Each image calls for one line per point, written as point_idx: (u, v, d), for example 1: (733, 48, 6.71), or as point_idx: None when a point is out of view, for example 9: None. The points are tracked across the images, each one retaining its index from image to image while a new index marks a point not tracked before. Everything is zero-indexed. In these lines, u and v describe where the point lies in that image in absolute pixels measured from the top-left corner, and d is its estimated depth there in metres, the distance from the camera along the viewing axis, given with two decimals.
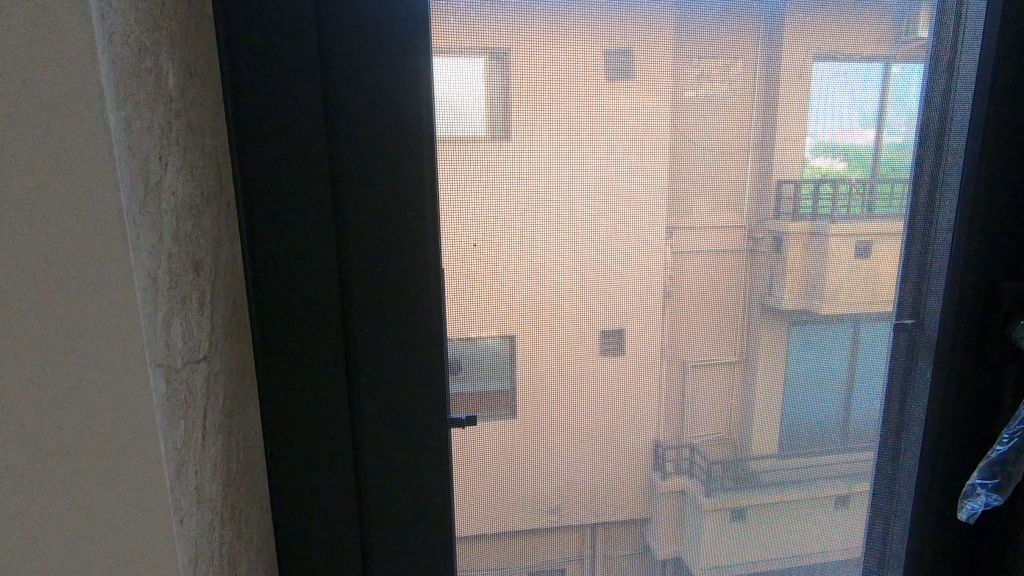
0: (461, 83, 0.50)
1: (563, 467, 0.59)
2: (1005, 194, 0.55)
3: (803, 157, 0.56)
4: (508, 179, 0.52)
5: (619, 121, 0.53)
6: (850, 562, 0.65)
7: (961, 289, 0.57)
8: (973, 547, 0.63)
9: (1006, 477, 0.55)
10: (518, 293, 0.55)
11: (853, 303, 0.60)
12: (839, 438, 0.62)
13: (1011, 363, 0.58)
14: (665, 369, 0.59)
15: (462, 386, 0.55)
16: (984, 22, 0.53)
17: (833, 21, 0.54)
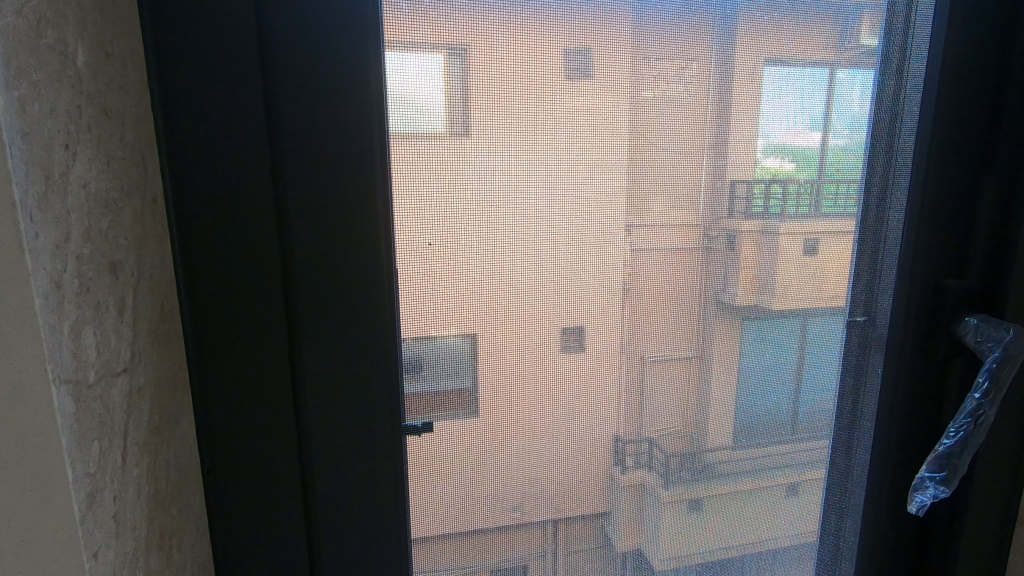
0: (416, 80, 0.48)
1: (522, 467, 0.58)
2: (953, 194, 0.57)
3: (755, 157, 0.56)
4: (466, 177, 0.50)
5: (578, 120, 0.52)
6: (806, 552, 0.66)
7: (911, 286, 0.58)
8: (922, 537, 0.64)
9: (952, 470, 0.56)
10: (477, 293, 0.53)
11: (809, 296, 0.60)
12: (794, 432, 0.63)
13: (956, 360, 0.59)
14: (626, 367, 0.58)
15: (421, 386, 0.53)
16: (932, 25, 0.54)
17: (789, 23, 0.55)
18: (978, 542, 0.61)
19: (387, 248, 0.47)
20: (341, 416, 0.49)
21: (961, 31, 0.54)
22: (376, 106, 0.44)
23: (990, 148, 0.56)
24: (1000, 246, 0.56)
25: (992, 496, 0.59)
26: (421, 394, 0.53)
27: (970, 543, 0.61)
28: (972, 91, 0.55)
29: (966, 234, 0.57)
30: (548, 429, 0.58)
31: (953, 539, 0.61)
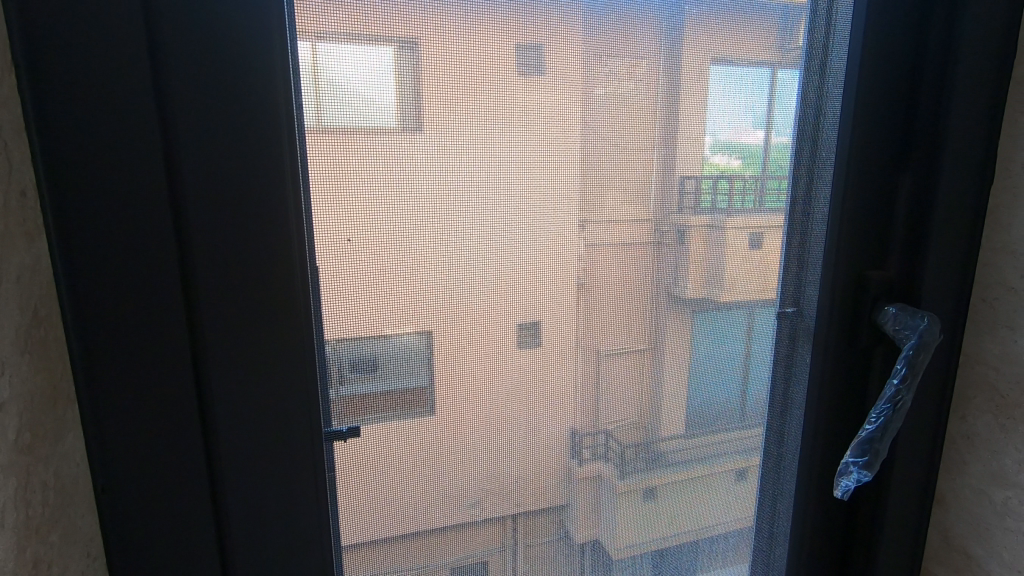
0: (369, 77, 0.47)
1: (464, 466, 0.57)
2: (872, 186, 0.58)
3: (703, 154, 0.57)
4: (403, 173, 0.49)
5: (523, 116, 0.51)
6: (743, 540, 0.67)
7: (835, 277, 0.60)
8: (849, 520, 0.66)
9: (874, 454, 0.57)
10: (423, 290, 0.52)
11: (744, 287, 0.61)
12: (743, 420, 0.64)
13: (877, 348, 0.61)
14: (580, 361, 0.58)
15: (374, 386, 0.53)
16: (852, 24, 0.55)
17: (727, 23, 0.55)
18: (897, 523, 0.63)
19: (300, 247, 0.44)
20: (252, 424, 0.46)
21: (879, 28, 0.54)
22: (282, 98, 0.42)
23: (904, 144, 0.57)
24: (916, 240, 0.58)
25: (910, 479, 0.62)
26: (373, 394, 0.53)
27: (892, 524, 0.63)
28: (890, 87, 0.56)
29: (884, 228, 0.59)
30: (486, 428, 0.57)
31: (875, 521, 0.64)
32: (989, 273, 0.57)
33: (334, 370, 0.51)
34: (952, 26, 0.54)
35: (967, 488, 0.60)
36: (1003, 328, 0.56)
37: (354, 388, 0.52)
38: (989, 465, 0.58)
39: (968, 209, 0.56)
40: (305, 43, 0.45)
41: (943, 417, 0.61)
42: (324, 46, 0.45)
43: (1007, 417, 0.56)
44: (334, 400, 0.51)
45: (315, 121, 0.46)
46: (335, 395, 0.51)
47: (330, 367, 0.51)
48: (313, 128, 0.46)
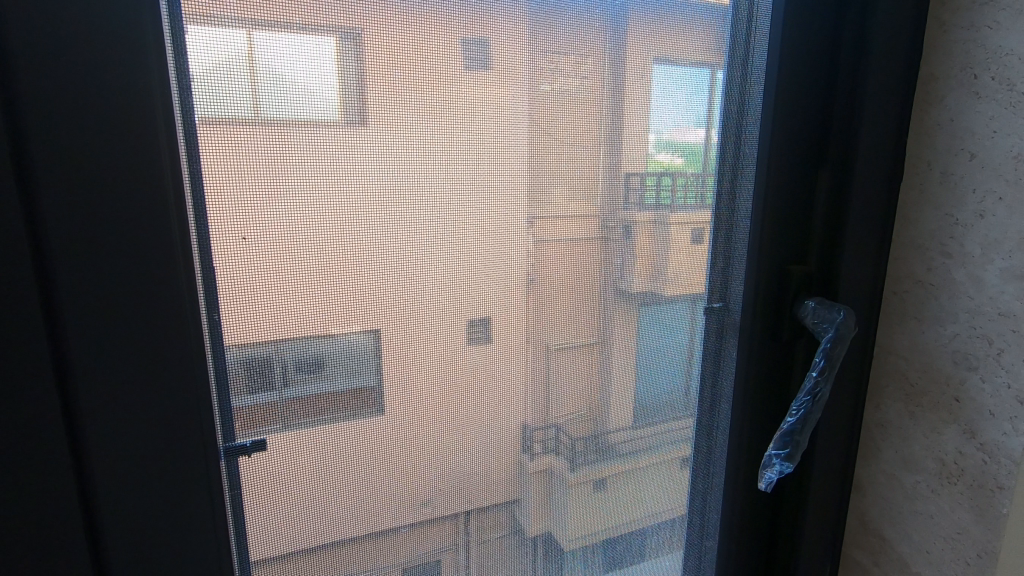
0: (308, 66, 0.44)
1: (395, 471, 0.54)
2: (791, 181, 0.59)
3: (647, 151, 0.56)
4: (315, 166, 0.46)
5: (455, 110, 0.49)
6: (676, 538, 0.67)
7: (758, 272, 0.60)
8: (775, 510, 0.67)
9: (795, 446, 0.57)
10: (358, 292, 0.49)
11: (673, 283, 0.60)
12: (687, 410, 0.64)
13: (799, 340, 0.63)
14: (530, 357, 0.57)
15: (320, 388, 0.50)
16: (772, 20, 0.56)
17: (665, 22, 0.54)
18: (819, 510, 0.65)
19: (184, 246, 0.41)
20: (132, 441, 0.42)
21: (792, 26, 0.55)
22: (156, 84, 0.38)
23: (821, 141, 0.59)
24: (831, 235, 0.60)
25: (830, 467, 0.64)
26: (319, 395, 0.50)
27: (813, 511, 0.65)
28: (807, 84, 0.57)
29: (804, 222, 0.60)
30: (412, 434, 0.54)
31: (798, 509, 0.65)
32: (899, 266, 0.59)
33: (277, 372, 0.48)
34: (863, 26, 0.55)
35: (883, 473, 0.62)
36: (912, 320, 0.58)
37: (301, 390, 0.49)
38: (901, 450, 0.60)
39: (880, 204, 0.58)
40: (238, 30, 0.42)
41: (858, 406, 0.63)
42: (259, 35, 0.43)
43: (916, 404, 0.58)
44: (277, 404, 0.49)
45: (253, 113, 0.43)
46: (279, 398, 0.49)
47: (273, 368, 0.48)
48: (249, 122, 0.43)
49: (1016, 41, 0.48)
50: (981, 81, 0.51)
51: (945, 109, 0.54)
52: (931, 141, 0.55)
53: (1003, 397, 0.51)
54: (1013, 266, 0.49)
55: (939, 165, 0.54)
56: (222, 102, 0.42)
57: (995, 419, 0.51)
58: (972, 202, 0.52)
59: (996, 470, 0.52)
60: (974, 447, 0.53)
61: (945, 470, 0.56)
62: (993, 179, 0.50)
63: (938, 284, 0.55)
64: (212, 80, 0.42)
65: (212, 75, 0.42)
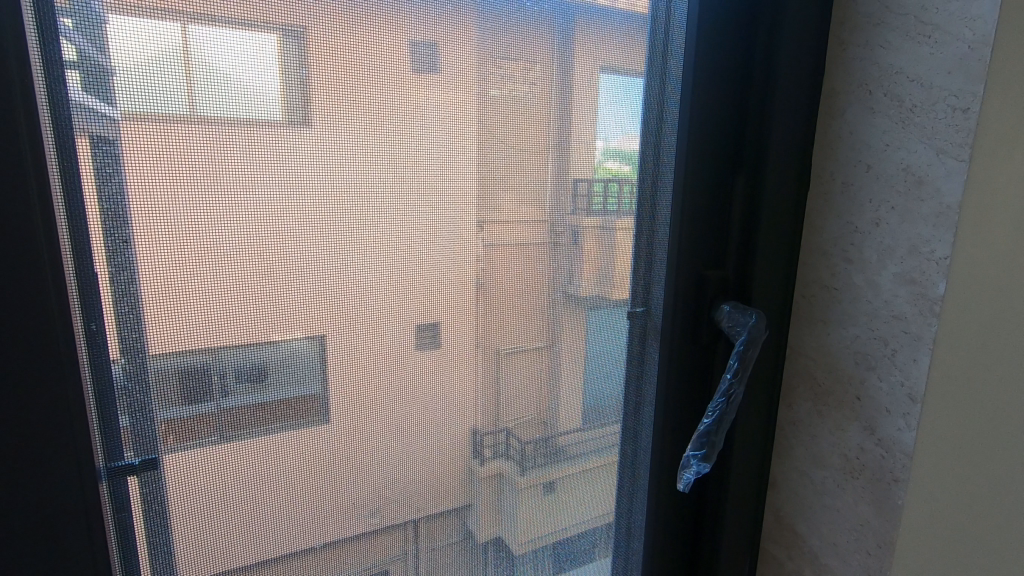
0: (250, 63, 0.44)
1: (316, 483, 0.52)
2: (709, 188, 0.60)
3: (595, 158, 0.58)
4: (245, 172, 0.45)
5: (379, 113, 0.48)
6: (605, 540, 0.68)
7: (677, 277, 0.62)
8: (698, 510, 0.69)
9: (711, 447, 0.58)
10: (267, 297, 0.48)
11: (597, 286, 0.61)
12: (632, 413, 0.66)
13: (717, 343, 0.65)
14: (479, 361, 0.57)
15: (260, 397, 0.49)
16: (687, 28, 0.57)
17: (598, 32, 0.55)
18: (738, 508, 0.67)
19: (54, 252, 0.38)
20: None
21: (707, 38, 0.57)
22: (16, 75, 0.35)
23: (736, 152, 0.61)
24: (747, 243, 0.62)
25: (746, 466, 0.66)
26: (261, 404, 0.49)
27: (733, 509, 0.67)
28: (720, 94, 0.59)
29: (721, 229, 0.62)
30: (331, 445, 0.52)
31: (717, 507, 0.67)
32: (807, 271, 0.61)
33: (215, 380, 0.47)
34: (771, 40, 0.57)
35: (794, 470, 0.65)
36: (819, 322, 0.61)
37: (240, 399, 0.48)
38: (811, 447, 0.62)
39: (788, 213, 0.61)
40: (173, 23, 0.41)
41: (772, 406, 0.65)
42: (197, 28, 0.42)
43: (823, 402, 0.61)
44: (216, 414, 0.48)
45: (190, 112, 0.43)
46: (217, 409, 0.48)
47: (213, 376, 0.47)
48: (187, 119, 0.43)
49: (904, 61, 0.51)
50: (875, 97, 0.54)
51: (845, 122, 0.56)
52: (833, 153, 0.58)
53: (898, 394, 0.54)
54: (905, 272, 0.52)
55: (841, 174, 0.57)
56: (159, 99, 0.41)
57: (891, 415, 0.54)
58: (869, 211, 0.55)
59: (892, 463, 0.55)
60: (873, 442, 0.56)
61: (848, 465, 0.59)
62: (887, 189, 0.53)
63: (841, 288, 0.58)
64: (144, 75, 0.41)
65: (145, 70, 0.41)
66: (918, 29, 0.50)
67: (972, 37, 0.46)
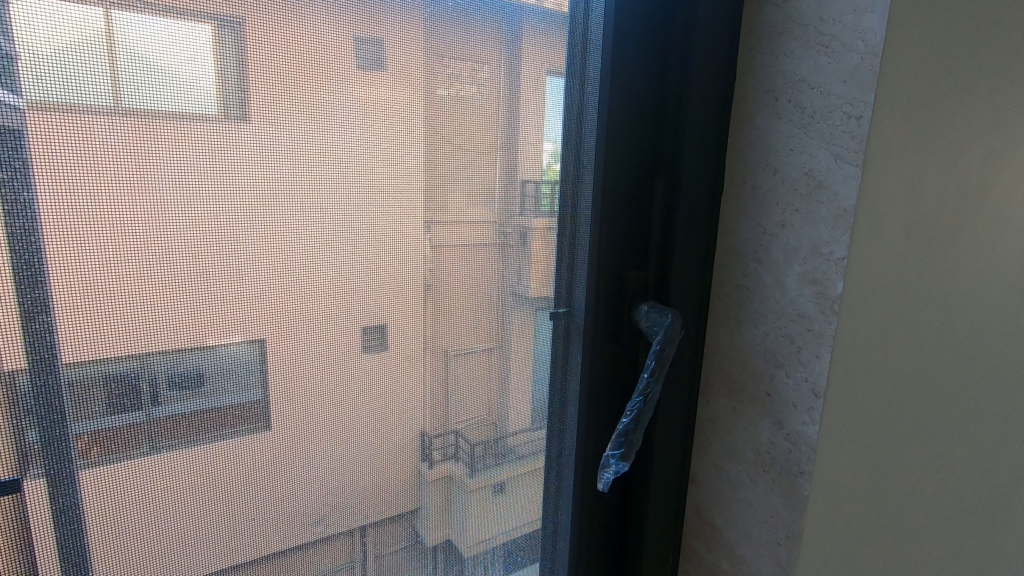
0: (181, 53, 0.41)
1: (222, 499, 0.49)
2: (629, 190, 0.61)
3: (543, 159, 0.58)
4: (158, 167, 0.42)
5: (290, 105, 0.45)
6: (536, 541, 0.67)
7: (598, 279, 0.62)
8: (624, 508, 0.69)
9: (629, 446, 0.59)
10: (171, 300, 0.44)
11: (521, 282, 0.60)
12: (561, 413, 0.65)
13: (637, 342, 0.65)
14: (427, 362, 0.56)
15: (196, 406, 0.46)
16: (604, 30, 0.57)
17: (533, 33, 0.55)
18: (659, 506, 0.68)
19: None
20: None
21: (627, 41, 0.57)
22: None
23: (655, 154, 0.61)
24: (667, 244, 0.62)
25: (668, 463, 0.67)
26: (195, 414, 0.46)
27: (656, 506, 0.68)
28: (636, 94, 0.59)
29: (642, 231, 0.63)
30: (239, 458, 0.49)
31: (641, 505, 0.68)
32: (722, 272, 0.63)
33: (146, 389, 0.44)
34: (685, 45, 0.59)
35: (712, 465, 0.66)
36: (733, 321, 0.62)
37: (174, 409, 0.45)
38: (727, 443, 0.64)
39: (704, 214, 0.62)
40: (95, 8, 0.38)
41: (692, 405, 0.66)
42: (124, 14, 0.39)
43: (737, 399, 0.63)
44: (145, 425, 0.45)
45: (115, 103, 0.39)
46: (147, 419, 0.45)
47: (143, 385, 0.44)
48: (112, 113, 0.40)
49: (805, 69, 0.53)
50: (780, 103, 0.56)
51: (754, 127, 0.58)
52: (744, 157, 0.60)
53: (803, 389, 0.56)
54: (808, 272, 0.54)
55: (750, 178, 0.59)
56: (78, 90, 0.38)
57: (797, 410, 0.57)
58: (776, 214, 0.57)
59: (798, 456, 0.57)
60: (781, 436, 0.58)
61: (760, 459, 0.61)
62: (791, 193, 0.55)
63: (752, 288, 0.60)
64: (62, 63, 0.38)
65: (62, 57, 0.38)
66: (817, 39, 0.52)
67: (863, 48, 0.49)
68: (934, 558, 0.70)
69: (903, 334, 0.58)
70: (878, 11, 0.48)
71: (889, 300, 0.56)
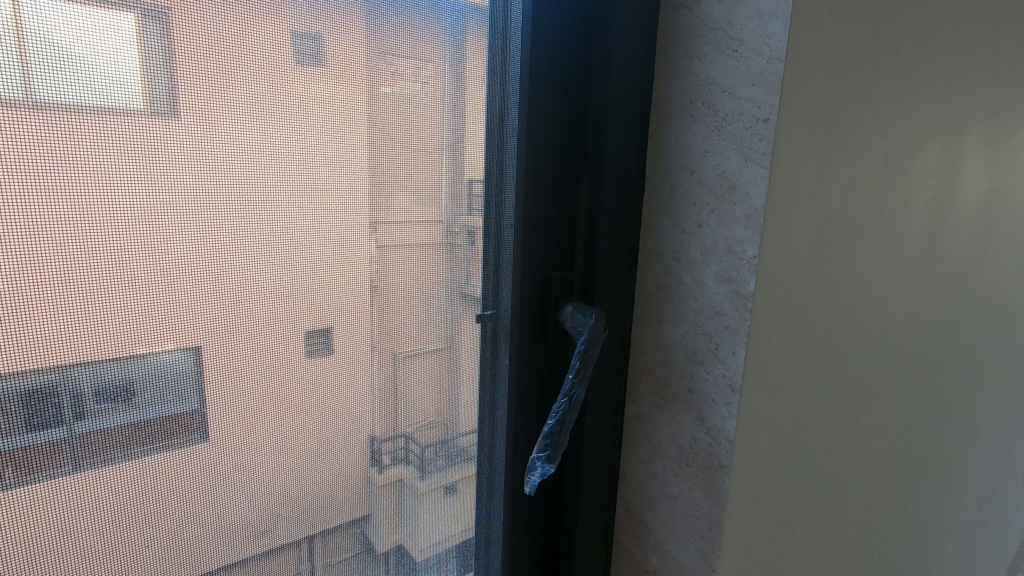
0: (101, 41, 0.37)
1: (125, 530, 0.44)
2: (551, 190, 0.60)
3: (483, 157, 0.57)
4: (59, 165, 0.37)
5: (186, 93, 0.41)
6: (478, 543, 0.67)
7: (522, 282, 0.60)
8: (556, 509, 0.69)
9: (554, 447, 0.59)
10: (86, 308, 0.39)
11: (459, 278, 0.58)
12: (495, 416, 0.64)
13: (563, 343, 0.65)
14: (376, 365, 0.54)
15: (128, 419, 0.42)
16: (524, 25, 0.55)
17: (472, 31, 0.54)
18: (591, 503, 0.69)
19: None
20: None
21: (550, 39, 0.56)
22: None
23: (578, 153, 0.61)
24: (591, 246, 0.62)
25: (597, 461, 0.67)
26: (122, 429, 0.42)
27: (586, 506, 0.68)
28: (558, 92, 0.58)
29: (565, 233, 0.62)
30: (146, 485, 0.44)
31: (572, 507, 0.68)
32: (645, 271, 0.64)
33: (68, 403, 0.40)
34: (603, 46, 0.58)
35: (639, 462, 0.67)
36: (656, 320, 0.63)
37: (101, 423, 0.41)
38: (652, 440, 0.65)
39: (624, 215, 0.62)
40: None
41: (619, 403, 0.67)
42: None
43: (661, 396, 0.63)
44: (67, 442, 0.40)
45: (26, 95, 0.36)
46: (70, 436, 0.40)
47: (64, 398, 0.40)
48: (19, 104, 0.35)
49: (717, 73, 0.54)
50: (694, 106, 0.57)
51: (671, 129, 0.59)
52: (662, 158, 0.61)
53: (721, 385, 0.57)
54: (723, 271, 0.56)
55: (669, 179, 0.60)
56: None
57: (717, 406, 0.58)
58: (694, 214, 0.58)
59: (719, 450, 0.58)
60: (703, 431, 0.60)
61: (684, 454, 0.62)
62: (706, 194, 0.56)
63: (672, 287, 0.61)
64: None
65: None
66: (726, 43, 0.53)
67: (769, 53, 0.50)
68: (854, 527, 0.76)
69: (818, 325, 0.62)
70: (780, 18, 0.50)
71: (797, 303, 0.58)
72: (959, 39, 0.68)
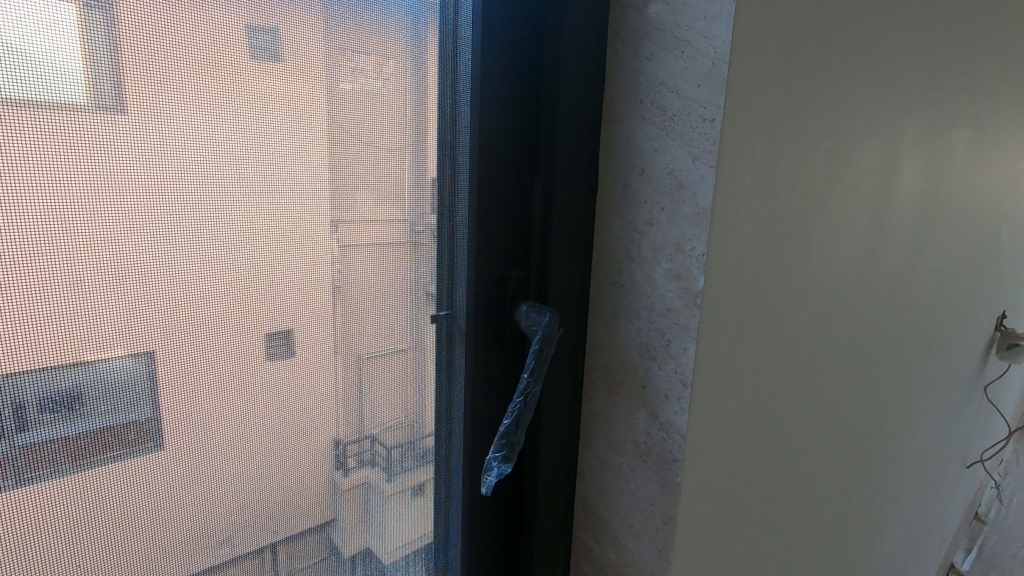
0: (38, 30, 0.35)
1: (67, 551, 0.41)
2: (506, 190, 0.59)
3: (438, 155, 0.56)
4: None
5: (119, 87, 0.38)
6: (441, 544, 0.66)
7: (477, 283, 0.60)
8: (516, 508, 0.69)
9: (511, 447, 0.58)
10: (23, 315, 0.37)
11: (418, 277, 0.57)
12: (455, 417, 0.64)
13: (520, 343, 0.64)
14: (337, 368, 0.53)
15: (75, 431, 0.40)
16: (473, 18, 0.54)
17: (431, 27, 0.53)
18: (549, 500, 0.69)
19: None
20: None
21: (505, 36, 0.56)
22: None
23: (533, 151, 0.60)
24: (545, 245, 0.62)
25: (553, 459, 0.67)
26: (66, 443, 0.39)
27: (544, 504, 0.68)
28: (517, 92, 0.58)
29: (520, 233, 0.62)
30: (88, 502, 0.41)
31: (532, 505, 0.68)
32: (600, 269, 0.64)
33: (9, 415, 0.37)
34: (553, 43, 0.58)
35: (596, 458, 0.68)
36: (610, 317, 0.64)
37: (45, 436, 0.39)
38: (609, 436, 0.66)
39: (579, 214, 0.63)
40: None
41: (575, 401, 0.67)
42: None
43: (617, 393, 0.64)
44: (8, 457, 0.37)
45: None
46: (10, 450, 0.37)
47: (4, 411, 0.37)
48: None
49: (666, 74, 0.55)
50: (644, 106, 0.57)
51: (623, 129, 0.60)
52: (614, 157, 0.61)
53: (673, 380, 0.58)
54: (674, 268, 0.57)
55: (621, 178, 0.61)
56: None
57: (669, 401, 0.59)
58: (645, 212, 0.59)
59: (671, 444, 0.59)
60: (656, 426, 0.61)
61: (638, 449, 0.63)
62: (657, 193, 0.57)
63: (626, 284, 0.61)
64: None
65: None
66: (674, 44, 0.54)
67: (714, 54, 0.51)
68: (804, 511, 0.79)
69: (767, 320, 0.64)
70: (725, 20, 0.50)
71: (744, 299, 0.60)
72: (897, 46, 0.72)
